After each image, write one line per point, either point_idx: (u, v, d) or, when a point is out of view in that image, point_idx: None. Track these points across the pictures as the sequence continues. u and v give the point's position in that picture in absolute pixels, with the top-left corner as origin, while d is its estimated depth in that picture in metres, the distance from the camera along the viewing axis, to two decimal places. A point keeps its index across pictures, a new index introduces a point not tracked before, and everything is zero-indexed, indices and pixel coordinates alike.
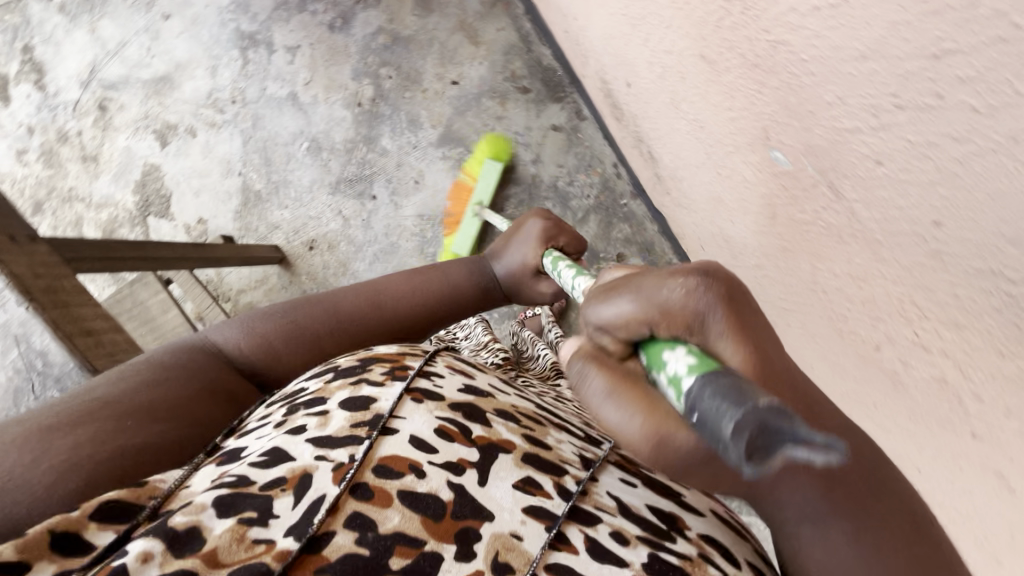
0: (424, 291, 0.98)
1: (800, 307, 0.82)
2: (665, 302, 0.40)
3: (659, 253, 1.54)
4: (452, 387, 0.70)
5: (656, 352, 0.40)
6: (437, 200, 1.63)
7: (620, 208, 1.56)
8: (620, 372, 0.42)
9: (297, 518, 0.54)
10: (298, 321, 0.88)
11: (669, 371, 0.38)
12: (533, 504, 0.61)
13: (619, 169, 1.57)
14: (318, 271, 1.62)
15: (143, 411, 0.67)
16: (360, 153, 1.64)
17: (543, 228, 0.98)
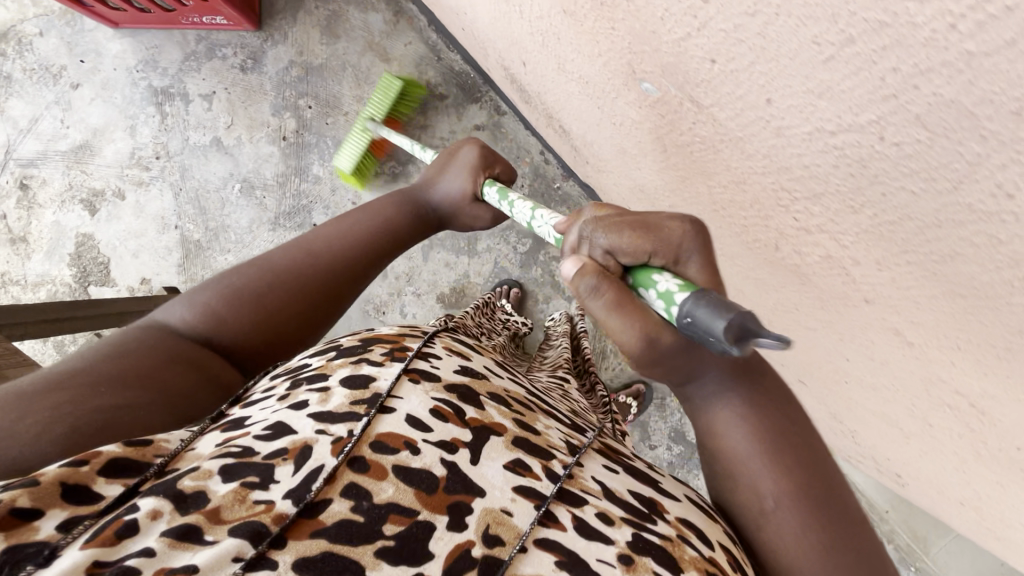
0: (372, 234, 0.77)
1: (725, 242, 0.81)
2: (664, 235, 0.50)
3: None
4: (451, 367, 0.57)
5: (645, 274, 0.51)
6: None
7: (554, 191, 1.55)
8: (620, 294, 0.49)
9: (293, 484, 0.44)
10: (234, 283, 0.65)
11: (661, 287, 0.49)
12: (523, 483, 0.49)
13: (547, 155, 1.55)
14: None
15: (110, 381, 0.51)
16: (293, 185, 1.58)
17: (480, 154, 0.86)
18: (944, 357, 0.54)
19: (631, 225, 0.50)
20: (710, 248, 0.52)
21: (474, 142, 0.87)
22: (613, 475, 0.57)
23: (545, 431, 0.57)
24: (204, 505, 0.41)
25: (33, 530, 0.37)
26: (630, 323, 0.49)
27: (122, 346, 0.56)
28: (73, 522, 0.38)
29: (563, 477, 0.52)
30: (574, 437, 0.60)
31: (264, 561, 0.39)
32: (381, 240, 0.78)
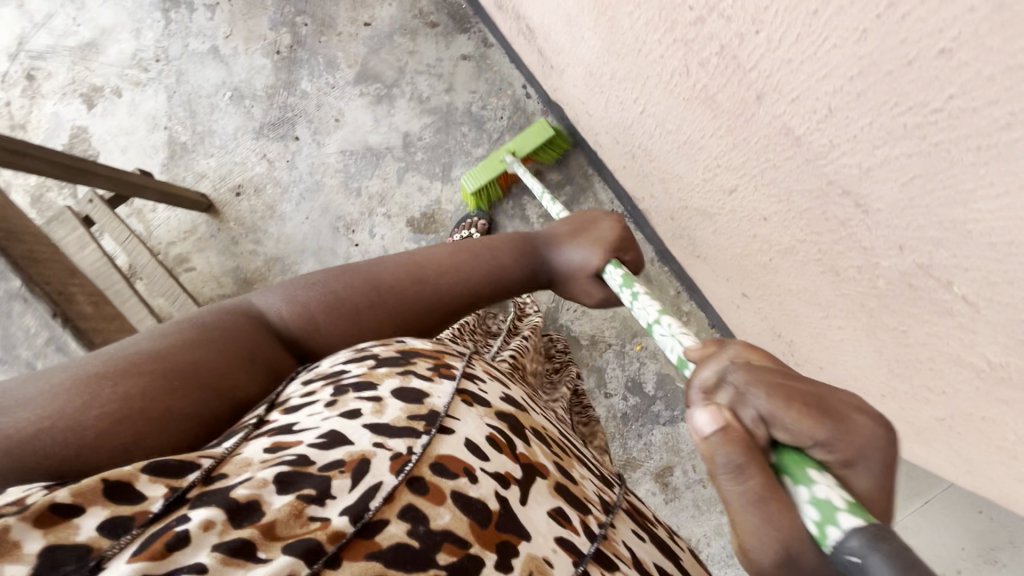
0: (480, 275, 0.78)
1: (655, 102, 0.81)
2: (844, 427, 0.38)
3: (574, 165, 1.56)
4: (494, 395, 0.60)
5: (795, 462, 0.39)
6: (360, 136, 1.61)
7: (533, 125, 1.57)
8: (765, 481, 0.38)
9: (353, 500, 0.43)
10: (345, 292, 0.68)
11: (816, 492, 0.37)
12: (564, 535, 0.49)
13: (529, 90, 1.56)
14: (246, 216, 1.63)
15: (190, 377, 0.52)
16: (281, 99, 1.63)
17: (618, 232, 0.84)
18: (825, 141, 0.52)
19: (812, 398, 0.39)
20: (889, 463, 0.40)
21: (616, 219, 0.85)
22: (642, 543, 0.57)
23: (581, 480, 0.58)
24: (258, 518, 0.40)
25: (74, 527, 0.35)
26: (768, 527, 0.38)
27: (200, 334, 0.57)
28: (118, 527, 0.37)
29: (599, 536, 0.52)
30: (604, 488, 0.61)
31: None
32: (483, 270, 0.78)
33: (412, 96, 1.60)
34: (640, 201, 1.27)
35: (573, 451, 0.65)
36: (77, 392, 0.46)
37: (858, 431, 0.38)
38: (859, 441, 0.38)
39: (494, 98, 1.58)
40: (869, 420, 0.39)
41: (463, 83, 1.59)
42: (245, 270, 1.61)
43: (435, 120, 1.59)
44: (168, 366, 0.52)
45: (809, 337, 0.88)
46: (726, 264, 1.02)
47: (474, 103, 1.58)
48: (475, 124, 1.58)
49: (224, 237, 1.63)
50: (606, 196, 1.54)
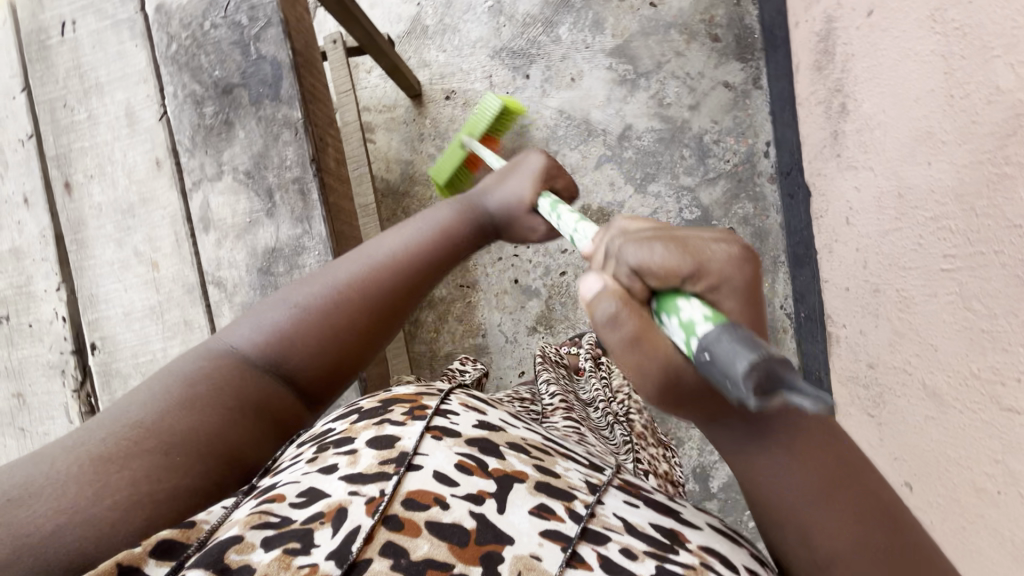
0: (430, 243, 0.79)
1: (980, 276, 0.71)
2: (702, 256, 0.42)
3: (769, 245, 1.47)
4: (467, 420, 0.60)
5: (666, 297, 0.43)
6: (584, 105, 1.55)
7: (753, 185, 1.47)
8: (643, 317, 0.43)
9: (336, 544, 0.47)
10: (299, 310, 0.72)
11: (683, 316, 0.42)
12: (550, 527, 0.51)
13: (770, 149, 1.46)
14: (443, 121, 1.62)
15: (185, 445, 0.58)
16: (533, 33, 1.57)
17: (545, 164, 0.85)
18: None
19: (664, 238, 0.43)
20: (748, 273, 0.43)
21: (545, 153, 0.86)
22: (636, 510, 0.58)
23: (564, 473, 0.59)
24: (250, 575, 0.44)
25: None
26: (649, 362, 0.44)
27: (188, 392, 0.63)
28: None
29: (584, 517, 0.53)
30: (591, 475, 0.62)
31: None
32: (444, 248, 0.80)
33: (654, 94, 1.52)
34: (833, 324, 1.18)
35: (556, 450, 0.65)
36: (88, 478, 0.53)
37: (711, 256, 0.42)
38: (717, 264, 0.42)
39: (731, 139, 1.48)
40: (723, 247, 0.43)
41: (711, 109, 1.49)
42: (416, 169, 1.64)
43: (663, 129, 1.52)
44: (161, 440, 0.58)
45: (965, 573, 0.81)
46: (909, 447, 0.93)
47: (709, 133, 1.49)
48: (698, 152, 1.49)
49: (414, 129, 1.64)
50: (781, 290, 1.46)
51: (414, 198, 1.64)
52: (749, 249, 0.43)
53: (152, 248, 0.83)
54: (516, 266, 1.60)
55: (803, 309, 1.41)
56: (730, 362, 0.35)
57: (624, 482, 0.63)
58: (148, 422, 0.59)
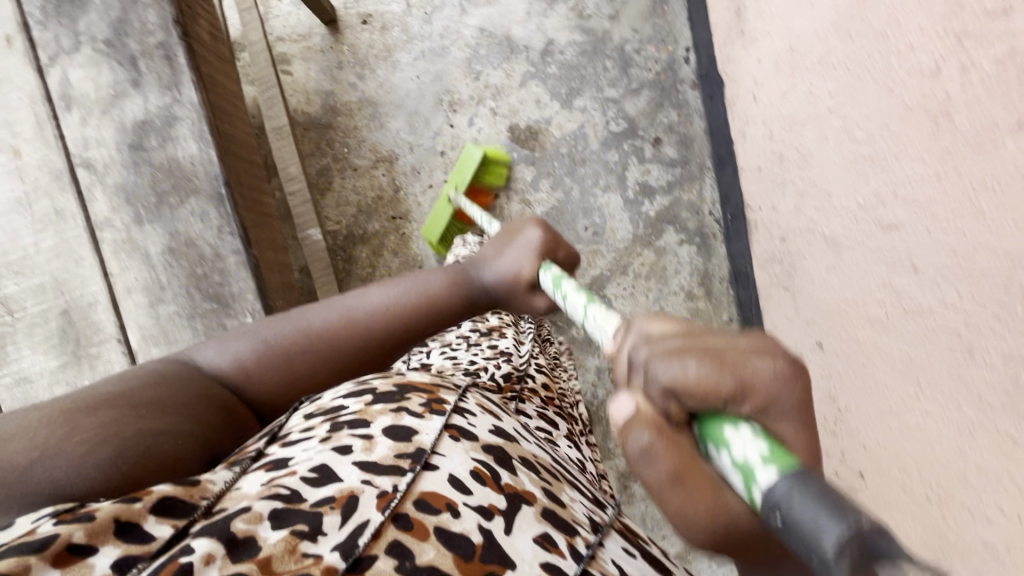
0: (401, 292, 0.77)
1: (859, 101, 0.72)
2: (743, 372, 0.35)
3: (695, 152, 1.48)
4: (484, 425, 0.65)
5: (713, 426, 0.36)
6: (504, 21, 1.52)
7: (676, 93, 1.47)
8: (684, 453, 0.35)
9: (340, 535, 0.45)
10: (286, 336, 0.72)
11: (735, 454, 0.34)
12: (549, 559, 0.51)
13: (690, 55, 1.47)
14: (361, 47, 1.57)
15: (151, 408, 0.57)
16: None
17: (542, 239, 0.79)
18: None
19: (693, 351, 0.36)
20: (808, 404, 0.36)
21: (539, 223, 0.82)
22: (632, 558, 0.60)
23: (569, 504, 0.62)
24: (256, 554, 0.42)
25: (89, 566, 0.39)
26: (688, 504, 0.35)
27: (150, 381, 0.61)
28: (126, 563, 0.40)
29: (585, 558, 0.53)
30: (596, 512, 0.65)
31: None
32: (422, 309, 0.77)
33: (574, 6, 1.49)
34: (752, 211, 1.19)
35: (564, 476, 0.69)
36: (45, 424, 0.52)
37: (758, 378, 0.35)
38: (761, 385, 0.35)
39: (652, 48, 1.48)
40: (769, 363, 0.35)
41: (630, 17, 1.48)
42: (337, 98, 1.58)
43: (584, 40, 1.50)
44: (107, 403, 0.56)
45: (868, 409, 0.84)
46: (820, 306, 0.94)
47: (630, 43, 1.48)
48: (621, 63, 1.48)
49: (332, 57, 1.58)
50: (709, 196, 1.47)
51: (338, 129, 1.58)
52: (789, 360, 0.36)
53: (11, 134, 0.76)
54: None
55: (729, 210, 1.42)
56: (814, 537, 0.28)
57: (625, 529, 0.68)
58: (123, 390, 0.59)
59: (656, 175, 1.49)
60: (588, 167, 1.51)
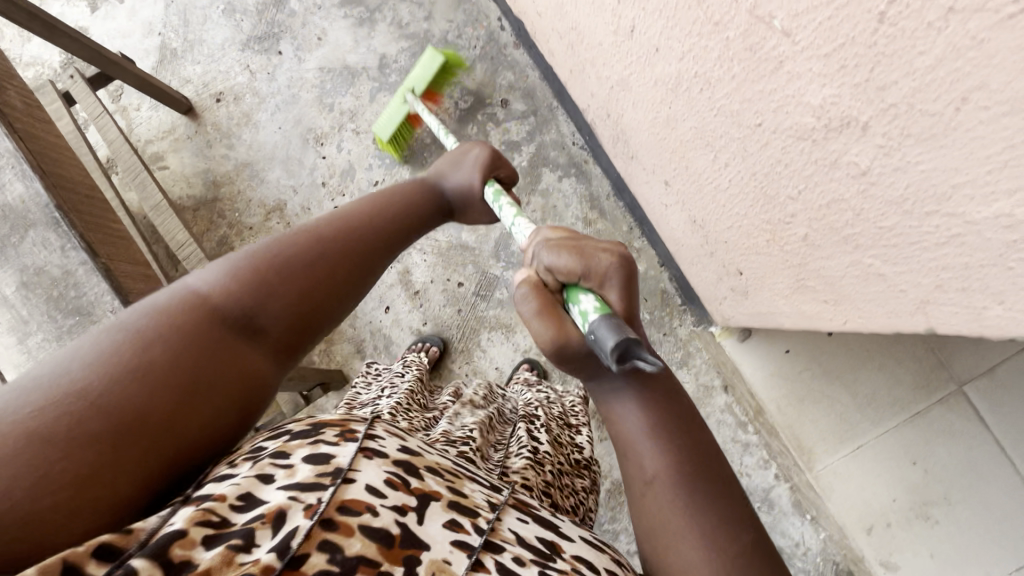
0: (393, 212, 0.76)
1: None
2: (595, 265, 0.60)
3: (541, 99, 1.59)
4: (390, 440, 0.55)
5: (574, 293, 0.61)
6: (338, 55, 1.67)
7: (504, 56, 1.60)
8: (542, 304, 0.61)
9: (274, 542, 0.43)
10: (278, 261, 0.60)
11: (581, 307, 0.59)
12: (459, 539, 0.50)
13: (503, 22, 1.61)
14: (222, 122, 1.69)
15: (130, 418, 0.46)
16: (269, 15, 1.70)
17: (488, 154, 0.91)
18: None
19: (570, 247, 0.62)
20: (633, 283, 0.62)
21: (486, 144, 0.93)
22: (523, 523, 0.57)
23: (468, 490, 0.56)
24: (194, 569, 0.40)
25: None
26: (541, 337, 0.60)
27: (140, 353, 0.49)
28: None
29: (488, 531, 0.52)
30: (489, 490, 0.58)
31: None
32: (399, 209, 0.78)
33: (393, 21, 1.65)
34: (588, 114, 1.29)
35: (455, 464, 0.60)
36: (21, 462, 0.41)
37: (600, 264, 0.60)
38: (602, 271, 0.60)
39: (469, 28, 1.63)
40: (610, 257, 0.61)
41: (441, 12, 1.64)
42: (215, 173, 1.69)
43: (411, 45, 1.65)
44: (110, 407, 0.45)
45: (710, 206, 0.89)
46: (649, 148, 1.01)
47: (450, 32, 1.63)
48: (449, 51, 1.63)
49: (200, 140, 1.70)
50: (568, 129, 1.58)
51: (224, 199, 1.68)
52: (621, 258, 0.61)
53: None
54: None
55: (587, 132, 1.52)
56: (603, 338, 0.53)
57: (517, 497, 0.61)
58: (82, 389, 0.45)
59: (514, 130, 1.60)
60: None
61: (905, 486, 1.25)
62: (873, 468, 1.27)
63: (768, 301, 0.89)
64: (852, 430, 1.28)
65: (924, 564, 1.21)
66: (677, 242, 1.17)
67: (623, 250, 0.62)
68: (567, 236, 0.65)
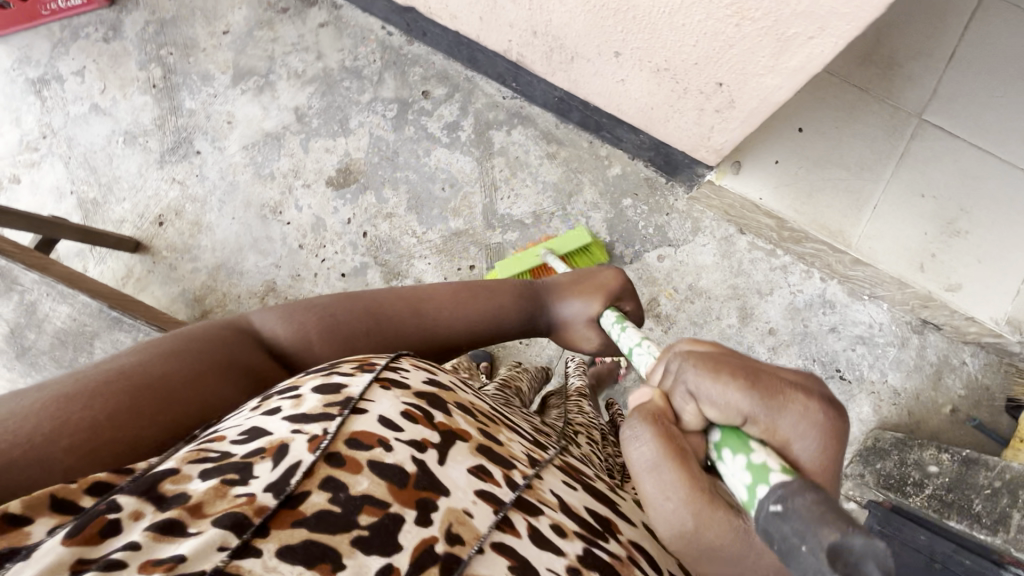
0: (473, 314, 0.88)
1: None
2: (771, 414, 0.50)
3: (455, 74, 1.66)
4: (418, 378, 0.65)
5: (731, 439, 0.51)
6: (255, 128, 1.68)
7: (405, 56, 1.67)
8: (671, 451, 0.52)
9: (274, 478, 0.50)
10: (337, 315, 0.78)
11: (749, 460, 0.48)
12: (484, 487, 0.58)
13: (388, 28, 1.68)
14: (176, 240, 1.65)
15: (150, 391, 0.60)
16: (171, 124, 1.69)
17: (615, 282, 0.93)
18: None
19: (736, 379, 0.51)
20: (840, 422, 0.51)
21: (616, 271, 0.94)
22: (572, 491, 0.67)
23: (507, 442, 0.67)
24: (185, 502, 0.47)
25: (28, 533, 0.43)
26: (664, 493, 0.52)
27: (171, 346, 0.66)
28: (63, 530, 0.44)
29: (522, 487, 0.61)
30: (534, 451, 0.71)
31: (251, 548, 0.46)
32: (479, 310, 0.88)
33: (289, 76, 1.70)
34: (511, 51, 1.38)
35: (503, 420, 0.74)
36: (58, 410, 0.55)
37: (788, 412, 0.50)
38: (790, 427, 0.50)
39: (361, 48, 1.69)
40: (796, 403, 0.50)
41: (329, 46, 1.70)
42: (193, 289, 1.64)
43: (317, 87, 1.69)
44: (138, 383, 0.60)
45: (671, 35, 0.97)
46: (587, 32, 1.11)
47: (346, 59, 1.69)
48: (354, 76, 1.69)
49: (162, 268, 1.65)
50: (492, 89, 1.65)
51: (213, 309, 1.63)
52: (816, 406, 0.50)
53: None
54: (332, 264, 1.63)
55: (511, 80, 1.60)
56: (793, 534, 0.41)
57: (567, 467, 0.73)
58: (120, 369, 0.61)
59: (448, 112, 1.66)
60: (404, 152, 1.66)
61: (928, 217, 1.39)
62: (896, 218, 1.40)
63: (754, 91, 0.98)
64: (862, 195, 1.41)
65: (976, 269, 1.37)
66: (645, 110, 1.27)
67: (818, 394, 0.51)
68: (727, 357, 0.54)
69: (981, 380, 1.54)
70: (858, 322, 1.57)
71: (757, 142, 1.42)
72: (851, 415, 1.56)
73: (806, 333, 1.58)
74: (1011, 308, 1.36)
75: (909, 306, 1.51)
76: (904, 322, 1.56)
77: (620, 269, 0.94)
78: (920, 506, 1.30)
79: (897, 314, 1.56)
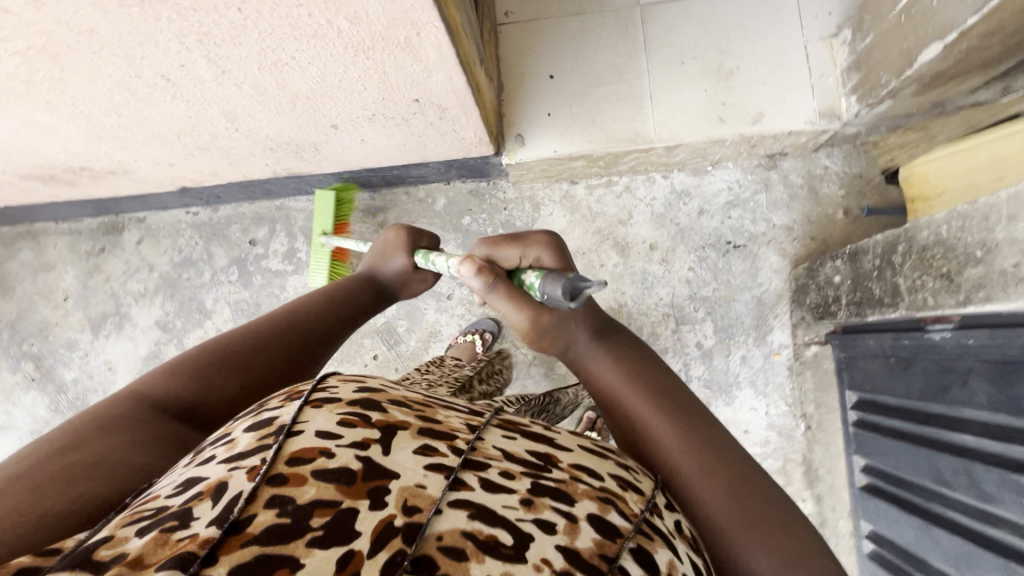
0: (331, 300, 0.97)
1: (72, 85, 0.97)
2: (529, 243, 0.84)
3: (266, 210, 1.74)
4: (347, 387, 0.59)
5: (518, 272, 0.83)
6: (134, 358, 1.75)
7: (218, 222, 1.75)
8: (503, 286, 0.79)
9: (214, 513, 0.44)
10: (234, 355, 0.78)
11: (530, 278, 0.79)
12: (434, 461, 0.53)
13: (191, 210, 1.76)
14: None
15: (63, 478, 0.54)
16: (64, 399, 1.76)
17: (404, 234, 1.12)
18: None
19: (508, 240, 0.84)
20: (561, 248, 0.85)
21: (400, 226, 1.13)
22: (514, 441, 0.61)
23: (446, 419, 0.61)
24: (125, 559, 0.40)
25: None
26: (512, 305, 0.79)
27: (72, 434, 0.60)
28: None
29: (468, 451, 0.56)
30: (473, 417, 0.64)
31: None
32: (343, 299, 1.00)
33: (137, 299, 1.78)
34: (279, 171, 1.46)
35: (440, 401, 0.67)
36: None
37: (540, 241, 0.84)
38: (540, 242, 0.84)
39: (181, 239, 1.77)
40: (540, 235, 0.85)
41: (155, 255, 1.78)
42: None
43: (164, 293, 1.77)
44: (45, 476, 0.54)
45: (343, 88, 1.03)
46: (299, 125, 1.18)
47: (174, 256, 1.77)
48: (188, 265, 1.76)
49: None
50: (302, 202, 1.72)
51: None
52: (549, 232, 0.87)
53: None
54: None
55: (308, 188, 1.67)
56: (552, 288, 0.70)
57: (506, 420, 0.66)
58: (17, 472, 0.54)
59: (280, 244, 1.73)
60: (263, 298, 1.72)
61: (700, 76, 1.43)
62: (674, 92, 1.44)
63: (439, 88, 1.05)
64: (636, 95, 1.45)
65: (767, 91, 1.41)
66: (405, 148, 1.33)
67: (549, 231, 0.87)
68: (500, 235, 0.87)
69: (852, 171, 1.54)
70: (718, 191, 1.59)
71: (524, 111, 1.48)
72: (765, 272, 1.56)
73: (681, 228, 1.60)
74: (817, 101, 1.40)
75: (745, 152, 1.53)
76: (755, 166, 1.57)
77: (401, 222, 1.14)
78: (849, 316, 1.29)
79: (745, 165, 1.58)
